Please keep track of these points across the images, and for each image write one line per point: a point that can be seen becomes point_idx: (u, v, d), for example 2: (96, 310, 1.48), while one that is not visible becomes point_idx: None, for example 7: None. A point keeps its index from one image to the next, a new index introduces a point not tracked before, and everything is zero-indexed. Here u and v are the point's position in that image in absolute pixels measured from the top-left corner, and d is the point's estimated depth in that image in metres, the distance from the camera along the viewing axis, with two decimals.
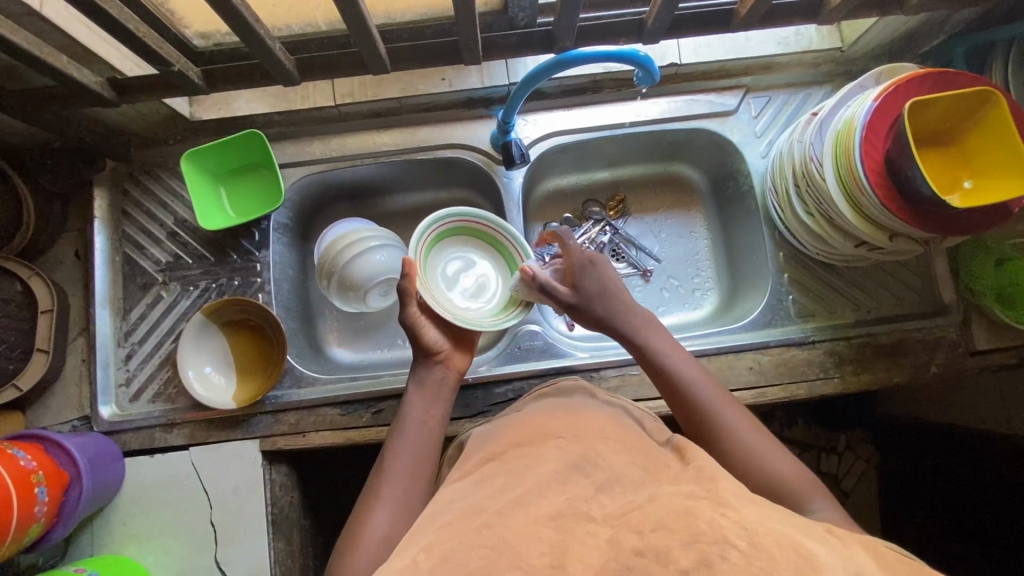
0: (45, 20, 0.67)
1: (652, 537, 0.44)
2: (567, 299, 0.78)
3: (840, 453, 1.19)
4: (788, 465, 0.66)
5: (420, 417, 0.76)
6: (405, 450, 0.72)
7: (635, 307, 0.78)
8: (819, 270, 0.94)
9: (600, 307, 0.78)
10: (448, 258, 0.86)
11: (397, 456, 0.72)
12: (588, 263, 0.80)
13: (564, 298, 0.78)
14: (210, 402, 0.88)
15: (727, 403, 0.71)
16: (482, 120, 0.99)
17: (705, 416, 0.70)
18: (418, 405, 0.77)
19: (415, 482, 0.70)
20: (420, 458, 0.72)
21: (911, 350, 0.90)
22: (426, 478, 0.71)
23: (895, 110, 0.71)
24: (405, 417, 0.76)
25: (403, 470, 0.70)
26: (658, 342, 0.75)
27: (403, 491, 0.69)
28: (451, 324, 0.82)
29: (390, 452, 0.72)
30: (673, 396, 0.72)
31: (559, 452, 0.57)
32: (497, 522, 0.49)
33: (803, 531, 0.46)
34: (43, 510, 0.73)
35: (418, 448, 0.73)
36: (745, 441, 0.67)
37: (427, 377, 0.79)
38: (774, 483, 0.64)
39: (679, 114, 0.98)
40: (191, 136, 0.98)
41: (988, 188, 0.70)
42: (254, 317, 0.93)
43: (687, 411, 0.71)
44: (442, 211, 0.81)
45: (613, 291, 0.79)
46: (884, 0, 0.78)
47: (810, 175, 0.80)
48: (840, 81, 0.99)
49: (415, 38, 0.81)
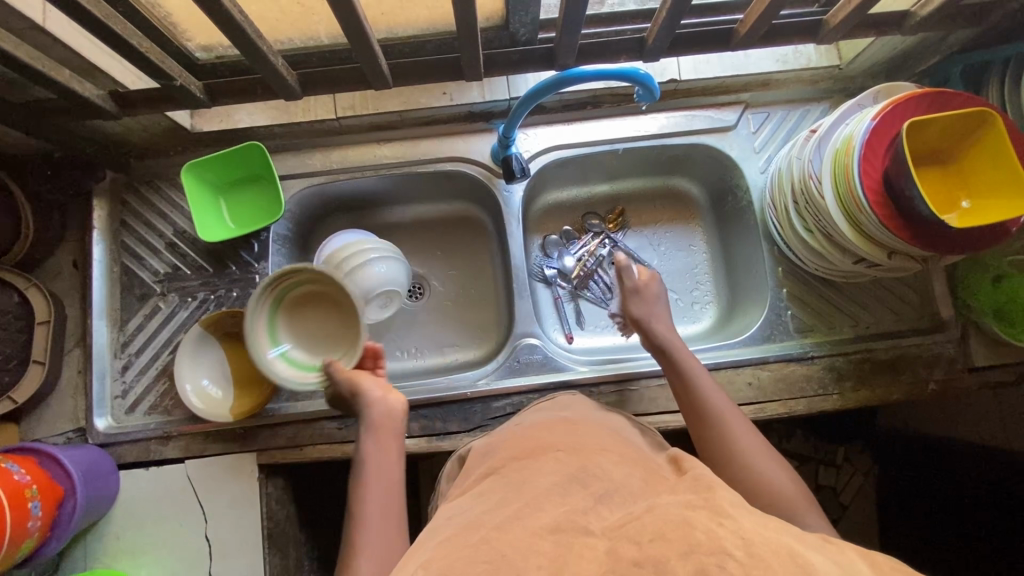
0: (47, 34, 0.67)
1: (649, 547, 0.44)
2: (627, 283, 0.86)
3: (839, 466, 1.23)
4: (782, 477, 0.66)
5: (377, 459, 0.75)
6: (371, 497, 0.72)
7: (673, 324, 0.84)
8: (818, 286, 0.95)
9: (646, 312, 0.84)
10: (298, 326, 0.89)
11: (367, 519, 0.70)
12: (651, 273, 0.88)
13: (628, 282, 0.86)
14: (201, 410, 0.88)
15: (734, 413, 0.73)
16: (483, 134, 0.99)
17: (712, 421, 0.72)
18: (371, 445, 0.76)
19: (391, 538, 0.69)
20: (394, 516, 0.71)
21: (910, 366, 0.90)
22: (400, 529, 0.70)
23: (894, 130, 0.72)
24: (361, 463, 0.75)
25: (377, 519, 0.70)
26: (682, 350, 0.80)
27: (381, 551, 0.67)
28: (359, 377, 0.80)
29: (359, 517, 0.70)
30: (683, 399, 0.76)
31: (557, 467, 0.58)
32: (496, 538, 0.48)
33: (802, 539, 0.45)
34: (36, 525, 0.72)
35: (386, 499, 0.72)
36: (745, 446, 0.69)
37: (371, 413, 0.78)
38: (764, 492, 0.65)
39: (679, 130, 0.99)
40: (192, 147, 0.98)
41: (986, 208, 0.70)
42: None
43: (696, 419, 0.73)
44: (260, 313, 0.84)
45: (661, 305, 0.86)
46: (881, 21, 0.80)
47: (809, 193, 0.81)
48: (838, 98, 0.99)
49: (416, 53, 0.82)
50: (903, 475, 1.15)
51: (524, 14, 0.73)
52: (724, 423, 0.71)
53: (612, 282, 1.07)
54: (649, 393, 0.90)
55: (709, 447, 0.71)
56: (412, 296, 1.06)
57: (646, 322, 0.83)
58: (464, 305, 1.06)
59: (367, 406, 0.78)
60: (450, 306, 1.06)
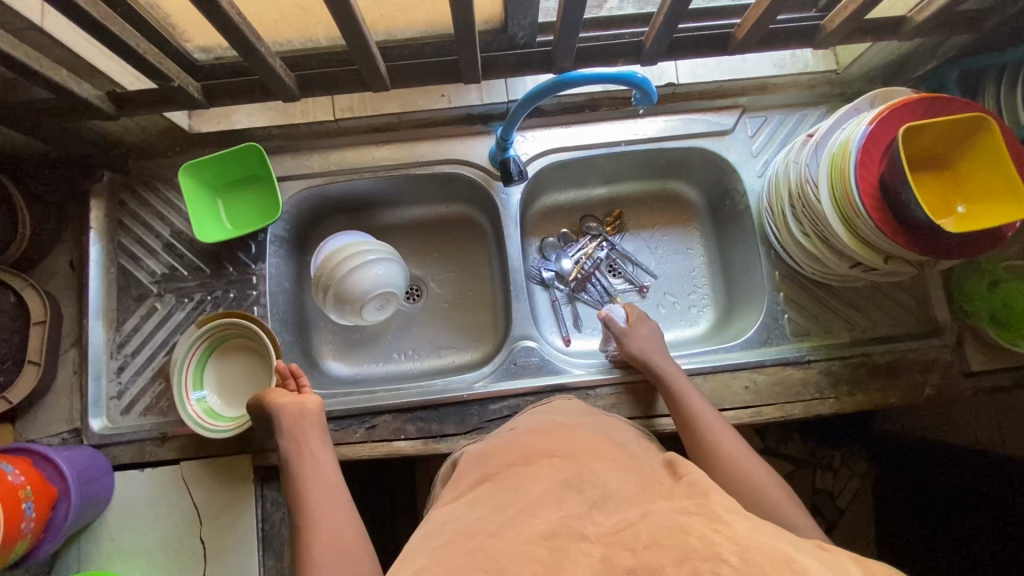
0: (45, 34, 0.66)
1: (644, 554, 0.44)
2: (616, 330, 0.91)
3: (835, 470, 1.24)
4: (766, 477, 0.72)
5: (308, 464, 0.78)
6: (314, 501, 0.74)
7: (672, 362, 0.87)
8: (816, 290, 0.95)
9: (640, 349, 0.88)
10: (221, 372, 0.91)
11: (327, 527, 0.71)
12: (643, 316, 0.94)
13: (616, 329, 0.91)
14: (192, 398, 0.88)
15: (726, 431, 0.78)
16: (482, 136, 0.99)
17: (704, 440, 0.77)
18: (298, 453, 0.79)
19: (353, 545, 0.69)
20: (354, 528, 0.72)
21: (906, 371, 0.90)
22: (359, 539, 0.70)
23: (891, 134, 0.72)
24: (293, 471, 0.78)
25: (326, 523, 0.71)
26: (677, 376, 0.85)
27: (343, 560, 0.67)
28: (269, 396, 0.82)
29: (317, 526, 0.71)
30: (676, 418, 0.82)
31: (552, 472, 0.58)
32: (491, 544, 0.48)
33: (797, 545, 0.45)
34: (30, 527, 0.73)
35: (344, 512, 0.73)
36: (730, 453, 0.75)
37: (282, 420, 0.80)
38: (755, 491, 0.70)
39: (677, 133, 0.99)
40: (190, 148, 0.98)
41: (982, 213, 0.70)
42: (235, 336, 0.91)
43: (692, 436, 0.79)
44: (182, 361, 0.86)
45: (657, 344, 0.89)
46: (879, 26, 0.80)
47: (806, 198, 0.81)
48: (835, 102, 0.99)
49: (415, 55, 0.82)
50: (899, 478, 1.16)
51: (522, 17, 0.73)
52: (710, 435, 0.77)
53: (611, 285, 1.07)
54: (645, 398, 0.90)
55: (704, 463, 0.75)
56: (410, 298, 1.06)
57: (643, 357, 0.87)
58: (462, 308, 1.06)
59: (278, 415, 0.80)
60: (447, 308, 1.06)
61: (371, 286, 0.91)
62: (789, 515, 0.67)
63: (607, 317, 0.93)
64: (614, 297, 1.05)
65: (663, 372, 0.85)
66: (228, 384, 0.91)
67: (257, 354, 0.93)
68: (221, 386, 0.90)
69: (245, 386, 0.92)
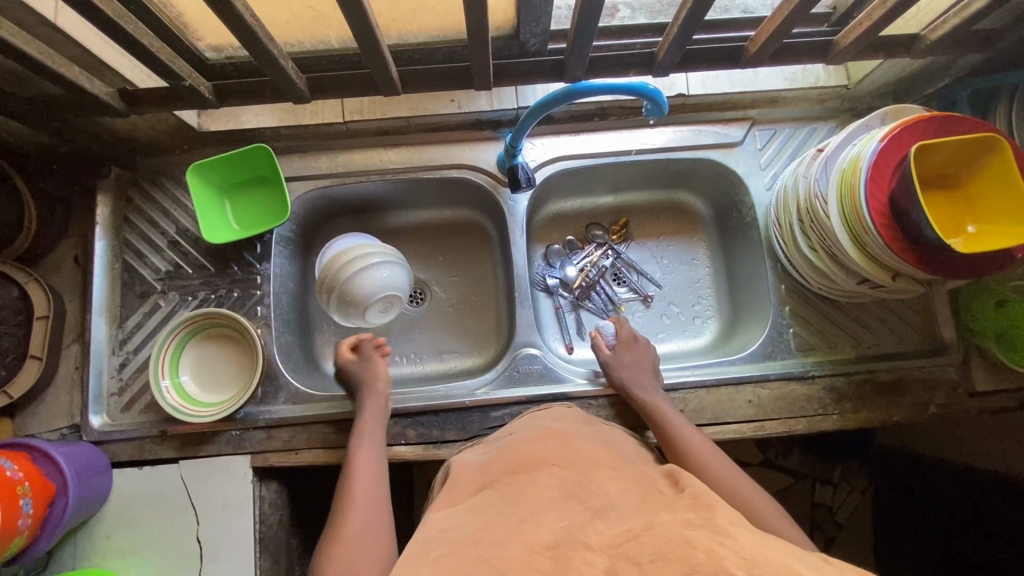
0: (58, 30, 0.67)
1: (649, 568, 0.43)
2: (606, 355, 0.90)
3: (835, 485, 1.23)
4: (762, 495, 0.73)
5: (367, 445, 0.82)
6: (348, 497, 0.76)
7: (654, 387, 0.86)
8: (821, 304, 0.94)
9: (622, 374, 0.87)
10: (195, 358, 0.91)
11: (353, 525, 0.72)
12: (631, 339, 0.92)
13: (599, 357, 0.91)
14: (174, 384, 0.88)
15: (717, 451, 0.78)
16: (490, 142, 0.99)
17: (702, 454, 0.77)
18: (363, 428, 0.83)
19: (373, 542, 0.71)
20: (374, 518, 0.74)
21: (911, 389, 0.90)
22: (379, 538, 0.72)
23: (901, 152, 0.71)
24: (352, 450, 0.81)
25: (356, 520, 0.73)
26: (662, 402, 0.84)
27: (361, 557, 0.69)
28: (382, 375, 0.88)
29: (347, 526, 0.72)
30: (663, 440, 0.81)
31: (553, 481, 0.57)
32: (492, 554, 0.48)
33: (804, 560, 0.45)
34: (26, 523, 0.72)
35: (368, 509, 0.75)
36: (721, 472, 0.75)
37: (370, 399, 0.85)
38: (749, 506, 0.72)
39: (686, 144, 0.99)
40: (197, 146, 0.97)
41: (993, 233, 0.69)
42: (221, 326, 0.92)
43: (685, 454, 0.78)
44: (156, 350, 0.86)
45: (642, 370, 0.88)
46: (891, 43, 0.80)
47: (814, 212, 0.80)
48: (845, 117, 0.99)
49: (426, 59, 0.81)
50: (900, 496, 1.14)
51: (534, 25, 0.72)
52: (700, 455, 0.77)
53: (615, 294, 1.06)
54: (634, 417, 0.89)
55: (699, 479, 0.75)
56: (414, 301, 1.06)
57: (623, 386, 0.86)
58: (465, 313, 1.05)
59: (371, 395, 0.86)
60: (450, 312, 1.06)
61: (371, 288, 0.90)
62: (784, 530, 0.70)
63: (597, 338, 0.94)
64: (617, 306, 1.05)
65: (645, 401, 0.84)
66: (207, 368, 0.92)
67: (232, 333, 0.93)
68: (200, 373, 0.91)
69: (228, 367, 0.93)
